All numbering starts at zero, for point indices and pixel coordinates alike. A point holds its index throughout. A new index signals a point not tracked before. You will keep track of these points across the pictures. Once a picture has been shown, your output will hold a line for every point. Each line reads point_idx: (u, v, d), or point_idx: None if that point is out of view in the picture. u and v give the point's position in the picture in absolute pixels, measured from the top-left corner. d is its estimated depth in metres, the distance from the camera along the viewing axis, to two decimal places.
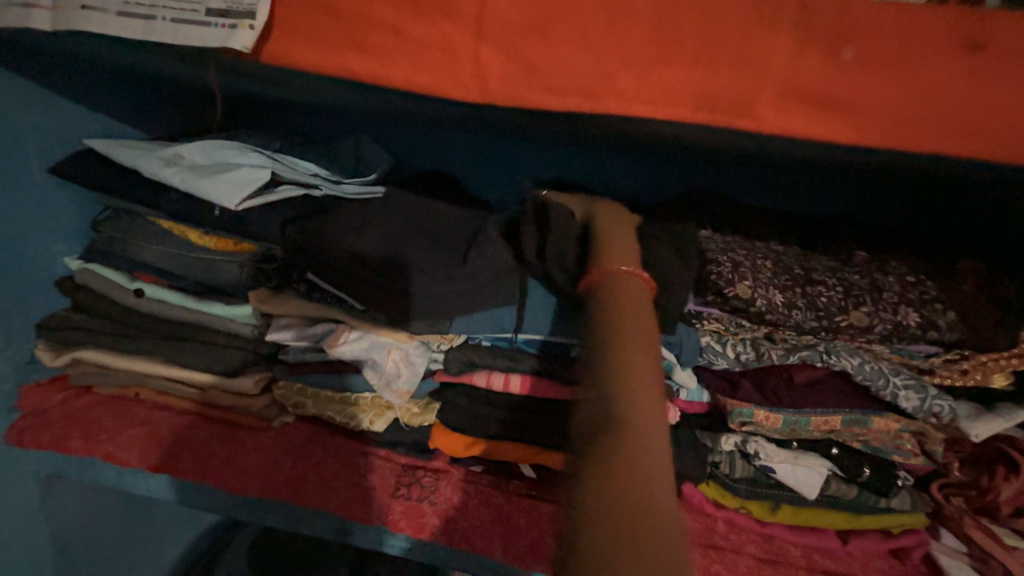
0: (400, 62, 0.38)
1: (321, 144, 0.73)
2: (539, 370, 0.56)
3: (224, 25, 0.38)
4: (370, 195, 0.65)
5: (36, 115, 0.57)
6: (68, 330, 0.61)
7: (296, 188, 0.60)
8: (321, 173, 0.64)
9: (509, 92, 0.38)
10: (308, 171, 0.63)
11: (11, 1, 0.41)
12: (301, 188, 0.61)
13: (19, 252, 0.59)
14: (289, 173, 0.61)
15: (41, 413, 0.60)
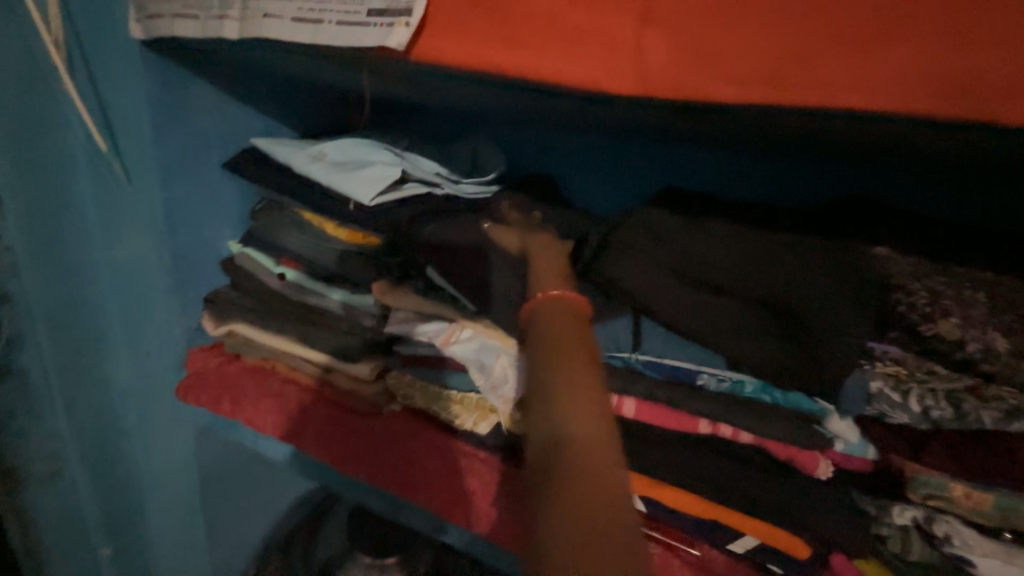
0: (550, 55, 0.36)
1: (443, 144, 0.75)
2: (662, 398, 0.51)
3: (383, 25, 0.39)
4: (488, 194, 0.66)
5: (217, 116, 0.66)
6: (226, 304, 0.70)
7: (421, 185, 0.62)
8: (443, 173, 0.65)
9: (674, 81, 0.33)
10: (432, 170, 0.65)
11: (209, 15, 0.46)
12: (426, 187, 0.62)
13: (197, 235, 0.69)
14: (416, 172, 0.62)
15: (200, 373, 0.69)
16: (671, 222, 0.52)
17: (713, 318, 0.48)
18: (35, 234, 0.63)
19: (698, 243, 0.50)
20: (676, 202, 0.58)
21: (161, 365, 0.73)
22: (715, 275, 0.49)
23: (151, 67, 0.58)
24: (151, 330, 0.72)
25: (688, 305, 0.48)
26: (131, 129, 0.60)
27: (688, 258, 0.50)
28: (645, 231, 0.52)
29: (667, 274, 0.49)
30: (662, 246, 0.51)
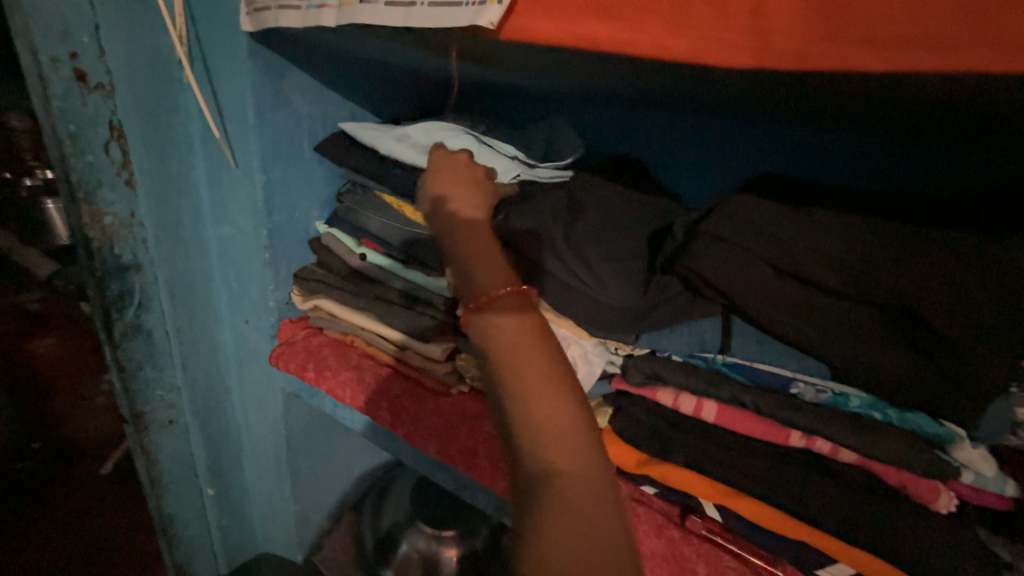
0: (653, 27, 0.33)
1: (518, 127, 0.75)
2: (749, 405, 0.47)
3: (476, 2, 0.38)
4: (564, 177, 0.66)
5: (310, 103, 0.70)
6: (314, 280, 0.75)
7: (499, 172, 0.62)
8: (520, 157, 0.65)
9: (802, 48, 0.29)
10: (509, 154, 0.65)
11: (310, 4, 0.48)
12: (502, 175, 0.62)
13: (290, 216, 0.74)
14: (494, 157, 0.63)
15: (289, 344, 0.75)
16: (772, 212, 0.47)
17: (812, 320, 0.43)
18: (161, 212, 0.72)
19: (805, 237, 0.45)
20: (775, 187, 0.53)
21: (257, 333, 0.81)
22: (826, 274, 0.44)
23: (256, 57, 0.62)
24: (250, 301, 0.79)
25: (793, 306, 0.44)
26: (238, 116, 0.65)
27: (795, 253, 0.45)
28: (743, 221, 0.47)
29: (768, 271, 0.45)
30: (763, 239, 0.46)
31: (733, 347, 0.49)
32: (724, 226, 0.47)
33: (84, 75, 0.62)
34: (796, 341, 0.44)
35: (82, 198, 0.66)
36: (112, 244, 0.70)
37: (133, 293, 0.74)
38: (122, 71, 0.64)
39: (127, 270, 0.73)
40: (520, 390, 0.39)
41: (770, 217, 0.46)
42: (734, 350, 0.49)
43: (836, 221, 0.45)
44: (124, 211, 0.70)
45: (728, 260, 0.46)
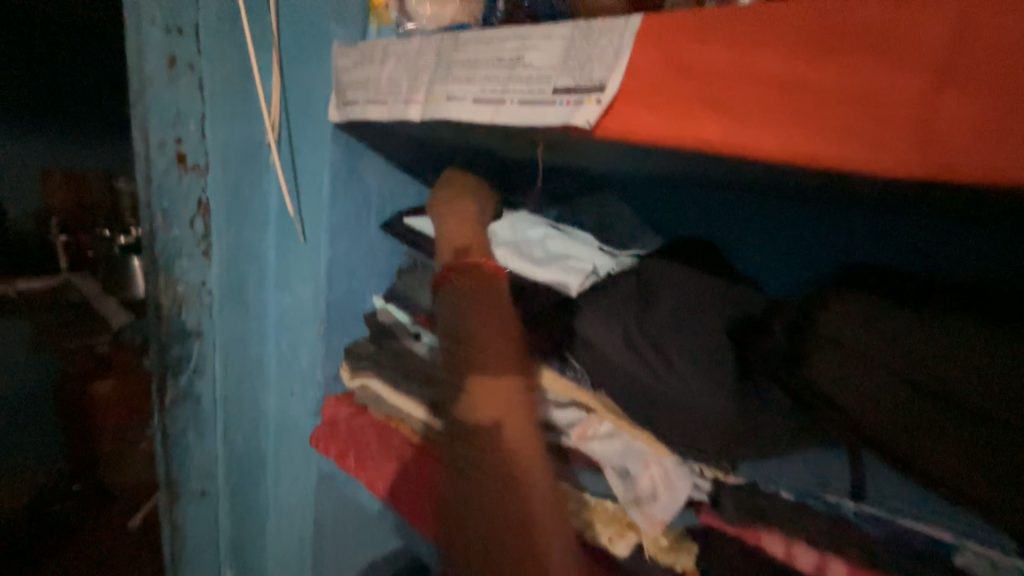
0: (781, 125, 0.28)
1: (564, 201, 0.71)
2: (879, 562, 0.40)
3: (570, 102, 0.36)
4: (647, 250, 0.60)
5: (383, 182, 0.71)
6: (363, 357, 0.71)
7: (586, 255, 0.55)
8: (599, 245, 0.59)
9: (988, 159, 0.23)
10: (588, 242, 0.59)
11: (397, 99, 0.50)
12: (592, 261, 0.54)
13: (350, 289, 0.73)
14: (576, 244, 0.57)
15: (332, 423, 0.70)
16: (902, 321, 0.38)
17: (975, 455, 0.33)
18: (228, 280, 0.73)
19: (952, 351, 0.36)
20: (881, 282, 0.45)
21: (301, 406, 0.77)
22: (994, 402, 0.34)
23: (338, 142, 0.64)
24: (299, 373, 0.77)
25: (953, 443, 0.34)
26: (313, 194, 0.67)
27: (943, 373, 0.36)
28: (866, 329, 0.39)
29: (909, 395, 0.36)
30: (895, 352, 0.38)
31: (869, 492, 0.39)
32: (835, 330, 0.40)
33: (184, 157, 0.67)
34: (955, 482, 0.34)
35: (162, 266, 0.69)
36: (180, 310, 0.72)
37: (190, 357, 0.74)
38: (217, 153, 0.69)
39: (190, 335, 0.73)
40: (481, 352, 0.56)
41: (892, 320, 0.39)
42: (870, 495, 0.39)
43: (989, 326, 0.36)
44: (197, 278, 0.72)
45: (842, 372, 0.39)
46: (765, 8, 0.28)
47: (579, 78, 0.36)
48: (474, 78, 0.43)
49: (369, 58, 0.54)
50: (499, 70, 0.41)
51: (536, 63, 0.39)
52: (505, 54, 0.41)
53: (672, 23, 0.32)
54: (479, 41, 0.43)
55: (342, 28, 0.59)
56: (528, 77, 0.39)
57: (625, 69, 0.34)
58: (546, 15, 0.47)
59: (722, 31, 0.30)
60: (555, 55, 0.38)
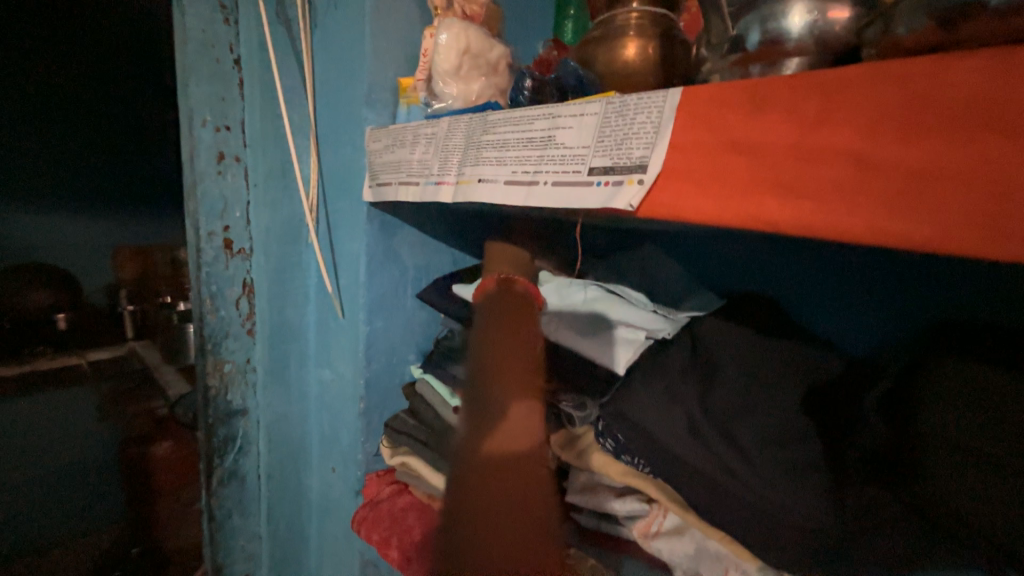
0: (863, 206, 0.25)
1: (606, 260, 0.71)
2: None
3: (609, 183, 0.34)
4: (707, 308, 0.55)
5: (418, 253, 0.71)
6: (404, 432, 0.69)
7: (639, 326, 0.50)
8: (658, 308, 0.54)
9: None
10: (645, 304, 0.54)
11: (428, 180, 0.50)
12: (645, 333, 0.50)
13: (388, 362, 0.72)
14: (629, 310, 0.53)
15: (373, 506, 0.67)
16: (1022, 399, 0.32)
17: None
18: (271, 360, 0.75)
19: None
20: (999, 345, 0.38)
21: (342, 484, 0.75)
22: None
23: (373, 220, 0.65)
24: (340, 449, 0.76)
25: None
26: (350, 273, 0.68)
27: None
28: (976, 408, 0.34)
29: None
30: (1015, 439, 0.31)
31: None
32: (941, 422, 0.35)
33: (231, 243, 0.70)
34: None
35: (210, 349, 0.71)
36: (227, 390, 0.73)
37: (236, 436, 0.76)
38: (261, 238, 0.72)
39: (235, 414, 0.75)
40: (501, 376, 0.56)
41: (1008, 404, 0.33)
42: None
43: None
44: (242, 357, 0.74)
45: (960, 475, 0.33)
46: (825, 80, 0.25)
47: (617, 157, 0.34)
48: (505, 159, 0.42)
49: (399, 142, 0.54)
50: (531, 150, 0.40)
51: (568, 142, 0.37)
52: (535, 134, 0.40)
53: (718, 98, 0.29)
54: (508, 122, 0.42)
55: (372, 114, 0.61)
56: (560, 157, 0.37)
57: (668, 146, 0.31)
58: (574, 84, 0.45)
59: (779, 104, 0.27)
60: (589, 134, 0.36)
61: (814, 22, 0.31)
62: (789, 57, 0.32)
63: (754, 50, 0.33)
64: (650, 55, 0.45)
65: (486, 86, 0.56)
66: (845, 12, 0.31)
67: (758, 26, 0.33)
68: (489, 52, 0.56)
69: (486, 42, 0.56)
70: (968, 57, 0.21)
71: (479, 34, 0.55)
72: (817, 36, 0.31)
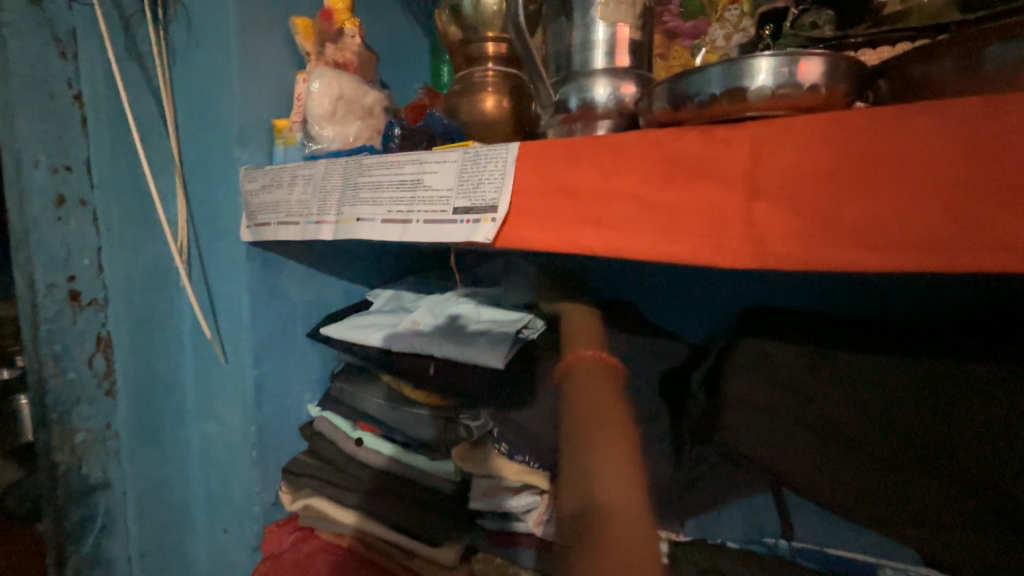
0: (648, 233, 0.33)
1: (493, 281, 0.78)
2: None
3: (470, 220, 0.40)
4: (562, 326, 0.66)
5: (307, 289, 0.71)
6: (303, 475, 0.66)
7: (510, 329, 0.59)
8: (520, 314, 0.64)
9: (800, 255, 0.28)
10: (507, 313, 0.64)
11: (308, 219, 0.51)
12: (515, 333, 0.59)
13: (282, 403, 0.70)
14: (498, 322, 0.62)
15: (275, 557, 0.63)
16: (791, 364, 0.45)
17: (867, 486, 0.39)
18: (139, 422, 0.68)
19: (831, 389, 0.42)
20: (772, 326, 0.51)
21: (237, 544, 0.70)
22: (867, 437, 0.40)
23: (254, 259, 0.63)
24: (232, 506, 0.70)
25: (846, 478, 0.40)
26: (232, 314, 0.65)
27: (822, 412, 0.42)
28: (763, 378, 0.45)
29: (807, 432, 0.42)
30: (789, 396, 0.44)
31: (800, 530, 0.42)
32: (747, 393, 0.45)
33: (79, 294, 0.62)
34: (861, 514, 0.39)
35: (55, 419, 0.61)
36: (81, 464, 0.64)
37: (96, 517, 0.65)
38: (119, 287, 0.65)
39: (93, 491, 0.65)
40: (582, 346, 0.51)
41: (784, 372, 0.45)
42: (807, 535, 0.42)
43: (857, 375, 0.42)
44: (100, 423, 0.65)
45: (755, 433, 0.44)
46: (611, 143, 0.34)
47: (475, 198, 0.40)
48: (381, 199, 0.45)
49: (276, 183, 0.55)
50: (404, 191, 0.44)
51: (434, 185, 0.42)
52: (406, 176, 0.44)
53: (545, 152, 0.37)
54: (382, 166, 0.46)
55: (247, 153, 0.60)
56: (429, 198, 0.42)
57: (513, 189, 0.38)
58: (441, 130, 0.51)
59: (585, 158, 0.35)
60: (452, 178, 0.41)
61: (611, 94, 0.41)
62: (600, 118, 0.42)
63: (574, 112, 0.42)
64: (504, 107, 0.53)
65: (362, 128, 0.60)
66: (630, 88, 0.42)
67: (575, 95, 0.42)
68: (363, 97, 0.60)
69: (361, 88, 0.60)
70: (687, 133, 0.32)
71: (353, 80, 0.59)
72: (614, 104, 0.41)
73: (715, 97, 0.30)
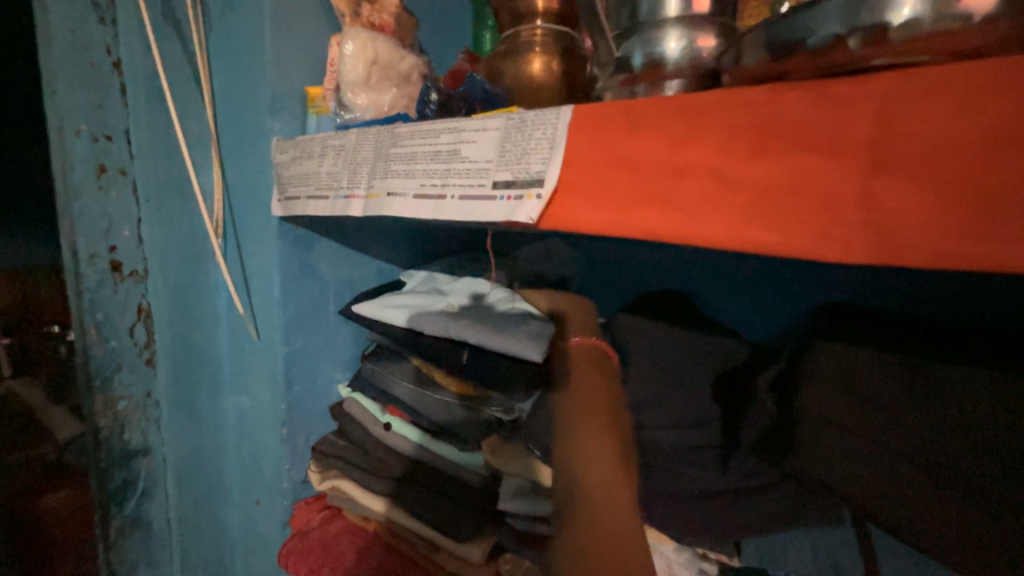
0: (728, 215, 0.27)
1: (530, 266, 0.73)
2: None
3: (511, 197, 0.35)
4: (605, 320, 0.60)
5: (338, 267, 0.68)
6: (332, 456, 0.65)
7: (547, 325, 0.56)
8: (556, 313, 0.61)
9: (944, 249, 0.21)
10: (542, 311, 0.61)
11: (338, 193, 0.48)
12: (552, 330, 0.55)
13: (311, 382, 0.68)
14: (534, 315, 0.58)
15: (302, 534, 0.63)
16: (881, 381, 0.37)
17: (983, 535, 0.31)
18: (177, 393, 0.69)
19: (933, 415, 0.34)
20: (859, 330, 0.44)
21: (267, 517, 0.70)
22: (984, 472, 0.32)
23: (286, 234, 0.61)
24: (262, 480, 0.70)
25: (952, 531, 0.32)
26: (264, 290, 0.64)
27: (918, 436, 0.35)
28: (841, 390, 0.39)
29: (901, 465, 0.35)
30: (875, 415, 0.37)
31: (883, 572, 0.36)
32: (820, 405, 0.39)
33: (120, 265, 0.63)
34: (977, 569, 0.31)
35: (99, 386, 0.63)
36: (123, 430, 0.66)
37: (137, 480, 0.68)
38: (157, 259, 0.65)
39: (135, 455, 0.67)
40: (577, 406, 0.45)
41: (869, 386, 0.38)
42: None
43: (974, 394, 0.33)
44: (141, 391, 0.67)
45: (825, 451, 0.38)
46: (687, 101, 0.28)
47: (517, 171, 0.35)
48: (414, 172, 0.41)
49: (307, 154, 0.52)
50: (438, 163, 0.40)
51: (472, 156, 0.37)
52: (441, 146, 0.40)
53: (603, 115, 0.31)
54: (416, 135, 0.41)
55: (279, 123, 0.58)
56: (466, 170, 0.38)
57: (562, 161, 0.33)
58: (482, 97, 0.46)
59: (654, 123, 0.29)
60: (492, 148, 0.36)
61: (685, 48, 0.35)
62: (669, 78, 0.35)
63: (638, 71, 0.36)
64: (553, 71, 0.47)
65: (398, 96, 0.55)
66: (709, 40, 0.35)
67: (639, 49, 0.36)
68: (399, 63, 0.55)
69: (397, 52, 0.55)
70: (793, 86, 0.25)
71: (389, 44, 0.54)
72: (687, 60, 0.34)
73: (839, 38, 0.23)
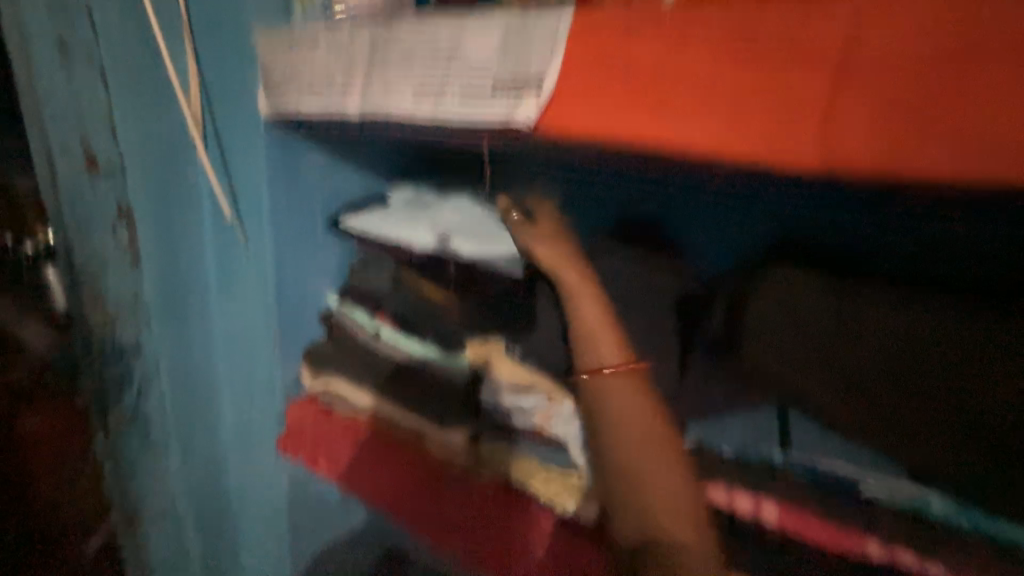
0: (710, 118, 0.30)
1: None
2: (800, 497, 0.43)
3: (511, 97, 0.36)
4: None
5: (326, 178, 0.68)
6: (326, 358, 0.70)
7: None
8: None
9: (893, 151, 0.25)
10: None
11: (333, 92, 0.48)
12: None
13: (302, 289, 0.72)
14: None
15: (294, 429, 0.71)
16: (819, 308, 0.42)
17: (869, 423, 0.40)
18: (165, 293, 0.69)
19: (854, 339, 0.40)
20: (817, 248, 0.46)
21: (264, 412, 0.77)
22: (881, 382, 0.39)
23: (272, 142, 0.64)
24: (258, 380, 0.76)
25: (868, 427, 0.40)
26: (252, 198, 0.66)
27: (838, 354, 0.41)
28: (783, 316, 0.43)
29: (835, 382, 0.41)
30: (807, 337, 0.42)
31: (799, 441, 0.44)
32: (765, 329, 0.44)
33: (96, 161, 0.62)
34: (852, 439, 0.42)
35: (85, 283, 0.65)
36: (114, 328, 0.68)
37: (131, 378, 0.71)
38: (135, 154, 0.63)
39: (126, 353, 0.70)
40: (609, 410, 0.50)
41: (810, 310, 0.42)
42: (804, 447, 0.44)
43: (890, 321, 0.39)
44: (128, 291, 0.68)
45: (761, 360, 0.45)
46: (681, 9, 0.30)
47: (517, 72, 0.36)
48: (414, 69, 0.41)
49: (297, 49, 0.51)
50: (438, 61, 0.40)
51: (474, 54, 0.38)
52: (441, 44, 0.40)
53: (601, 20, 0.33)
54: (415, 30, 0.41)
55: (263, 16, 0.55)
56: (467, 69, 0.38)
57: (560, 64, 0.35)
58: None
59: (646, 33, 0.32)
60: (494, 45, 0.37)
61: None
62: None
63: None
64: None
65: None
66: None
67: None
68: None
69: None
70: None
71: None
72: None
73: None
